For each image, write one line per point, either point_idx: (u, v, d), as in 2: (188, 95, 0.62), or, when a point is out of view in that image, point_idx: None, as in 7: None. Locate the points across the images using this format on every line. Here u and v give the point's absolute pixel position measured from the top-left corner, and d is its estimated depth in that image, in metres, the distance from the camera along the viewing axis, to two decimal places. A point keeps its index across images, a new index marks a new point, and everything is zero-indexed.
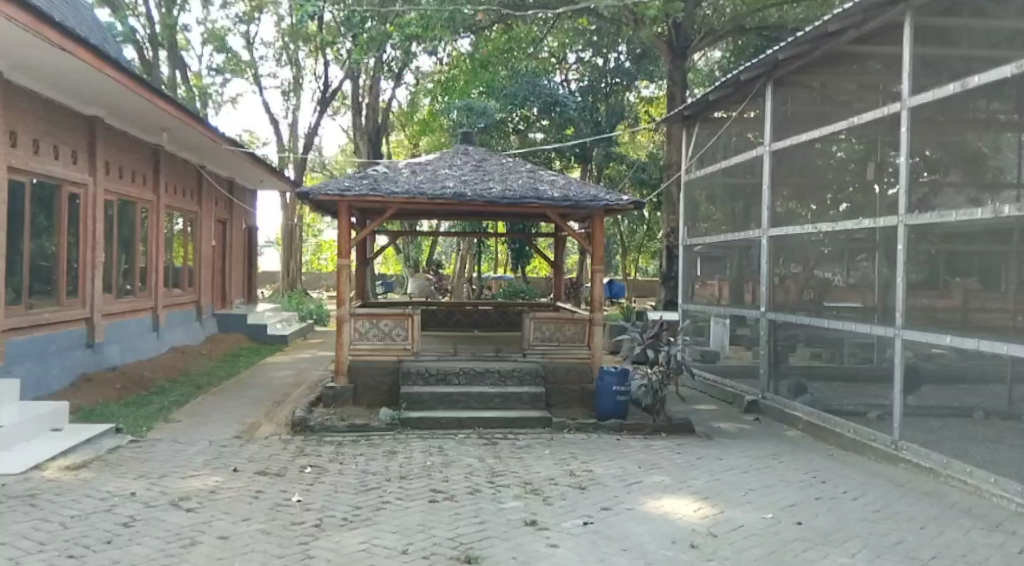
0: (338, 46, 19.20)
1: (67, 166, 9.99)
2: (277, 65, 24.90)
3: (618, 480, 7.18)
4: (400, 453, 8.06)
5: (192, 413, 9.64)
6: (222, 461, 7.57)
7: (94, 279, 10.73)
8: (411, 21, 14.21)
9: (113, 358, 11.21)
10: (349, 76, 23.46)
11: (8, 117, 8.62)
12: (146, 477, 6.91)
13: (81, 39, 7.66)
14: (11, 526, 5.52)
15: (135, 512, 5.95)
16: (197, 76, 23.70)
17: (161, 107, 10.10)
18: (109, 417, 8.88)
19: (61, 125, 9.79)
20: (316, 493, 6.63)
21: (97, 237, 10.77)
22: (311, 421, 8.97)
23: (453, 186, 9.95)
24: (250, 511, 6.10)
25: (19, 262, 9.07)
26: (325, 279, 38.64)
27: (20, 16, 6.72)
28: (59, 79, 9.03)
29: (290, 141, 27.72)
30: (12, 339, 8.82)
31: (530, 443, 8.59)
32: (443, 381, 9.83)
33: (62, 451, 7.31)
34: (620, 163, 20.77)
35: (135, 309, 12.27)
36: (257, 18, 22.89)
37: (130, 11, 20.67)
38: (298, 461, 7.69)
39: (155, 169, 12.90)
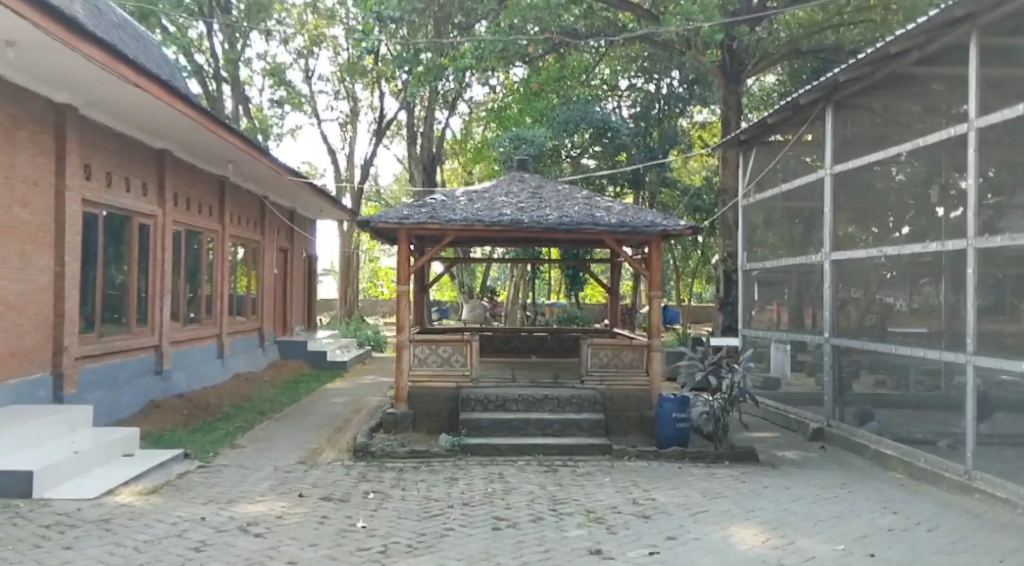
0: (392, 78, 19.47)
1: (138, 198, 10.35)
2: (335, 98, 25.50)
3: (682, 509, 7.06)
4: (461, 479, 8.06)
5: (256, 438, 9.81)
6: (288, 487, 7.66)
7: (163, 307, 11.04)
8: (465, 52, 14.31)
9: (180, 384, 11.49)
10: (404, 107, 23.91)
11: (83, 151, 8.98)
12: (214, 502, 7.03)
13: (152, 74, 7.95)
14: (87, 550, 5.64)
15: (205, 537, 6.05)
16: (259, 109, 24.41)
17: (228, 139, 10.39)
18: (178, 442, 9.08)
19: (131, 158, 10.16)
20: (380, 519, 6.67)
21: (165, 265, 11.08)
22: (372, 447, 9.04)
23: (510, 213, 10.00)
24: (317, 537, 6.15)
25: (91, 292, 9.37)
26: (380, 306, 39.06)
27: (95, 53, 6.99)
28: (131, 114, 9.34)
29: (347, 170, 28.29)
30: (84, 367, 9.09)
31: (589, 470, 8.51)
32: (502, 408, 9.83)
33: (134, 476, 7.48)
34: (674, 187, 20.67)
35: (201, 336, 12.59)
36: (315, 52, 23.53)
37: (196, 47, 21.45)
38: (361, 486, 7.76)
39: (220, 201, 13.29)
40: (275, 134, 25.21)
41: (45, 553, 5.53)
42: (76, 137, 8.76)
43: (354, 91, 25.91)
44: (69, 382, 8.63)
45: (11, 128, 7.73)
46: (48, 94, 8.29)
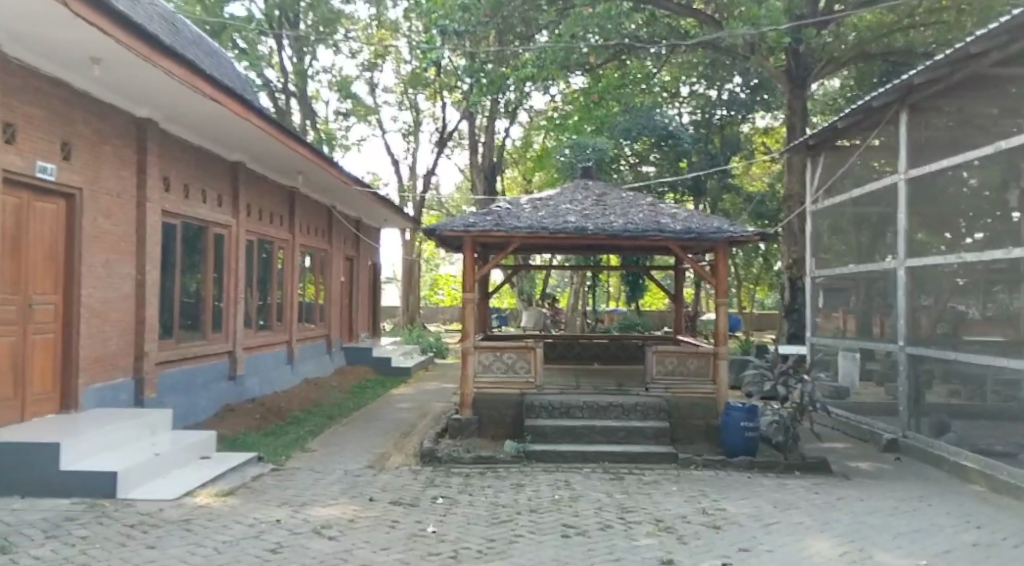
0: (453, 89, 19.64)
1: (213, 210, 10.69)
2: (399, 109, 25.91)
3: (755, 520, 6.95)
4: (528, 486, 8.09)
5: (326, 442, 10.00)
6: (358, 491, 7.79)
7: (237, 315, 11.37)
8: (527, 62, 14.39)
9: (253, 390, 11.79)
10: (466, 117, 24.17)
11: (163, 164, 9.31)
12: (288, 504, 7.19)
13: (228, 89, 8.23)
14: (170, 550, 5.79)
15: (282, 539, 6.19)
16: (325, 121, 25.03)
17: (298, 150, 10.65)
18: (252, 445, 9.33)
19: (207, 170, 10.50)
20: (450, 524, 6.74)
21: (239, 274, 11.41)
22: (438, 451, 9.13)
23: (575, 220, 10.00)
24: (389, 541, 6.23)
25: (170, 299, 9.70)
26: (441, 313, 39.43)
27: (176, 70, 7.27)
28: (207, 127, 9.66)
29: (410, 180, 28.71)
30: (163, 372, 9.41)
31: (655, 479, 8.44)
32: (567, 415, 9.83)
33: (212, 479, 7.70)
34: (737, 194, 20.45)
35: (272, 343, 12.93)
36: (379, 65, 23.98)
37: (267, 63, 22.20)
38: (429, 492, 7.84)
39: (291, 211, 13.63)
40: (341, 146, 25.77)
41: (129, 552, 5.66)
42: (157, 150, 9.10)
43: (417, 102, 26.33)
44: (150, 386, 8.96)
45: (97, 143, 8.07)
46: (131, 109, 8.63)
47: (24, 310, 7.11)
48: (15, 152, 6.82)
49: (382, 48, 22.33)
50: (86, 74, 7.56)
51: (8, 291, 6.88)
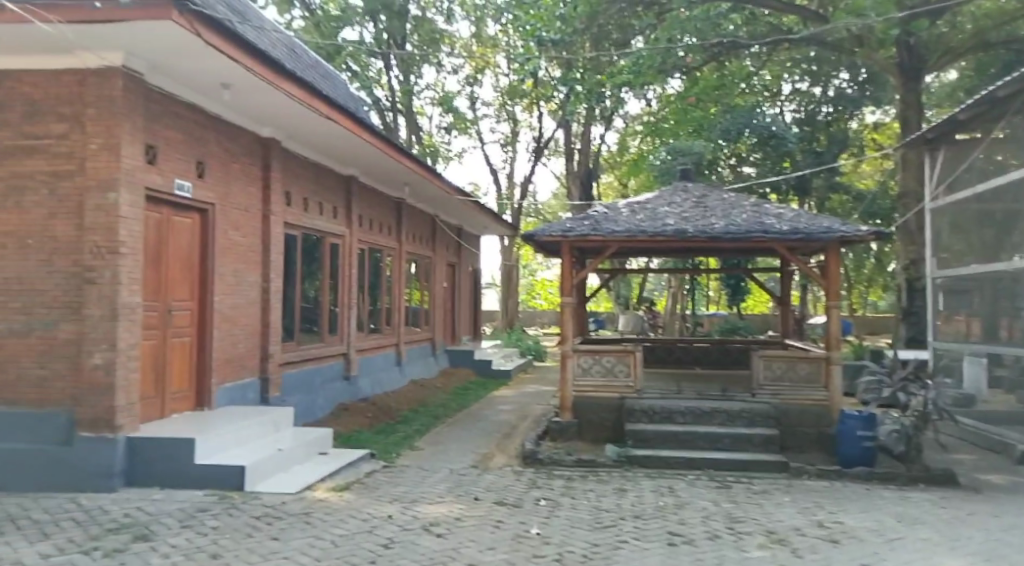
0: (549, 99, 19.44)
1: (329, 221, 11.26)
2: (497, 121, 26.40)
3: (873, 534, 6.81)
4: (631, 491, 8.17)
5: (434, 442, 10.35)
6: (465, 490, 8.07)
7: (350, 319, 11.91)
8: (621, 70, 14.04)
9: (366, 390, 12.33)
10: (562, 125, 24.40)
11: (285, 180, 9.90)
12: (400, 501, 7.53)
13: (343, 108, 8.69)
14: (293, 542, 6.16)
15: (394, 535, 6.49)
16: (429, 135, 25.85)
17: (406, 163, 11.11)
18: (365, 443, 9.77)
19: (324, 184, 11.07)
20: (554, 527, 6.91)
21: (352, 280, 11.96)
22: (540, 454, 9.32)
23: (674, 223, 10.00)
24: (495, 541, 6.44)
25: (291, 305, 10.27)
26: (540, 317, 39.78)
27: (297, 92, 7.75)
28: (323, 145, 10.21)
29: (509, 189, 29.17)
30: (286, 372, 10.00)
31: (762, 487, 8.36)
32: (669, 420, 9.86)
33: (330, 475, 8.14)
34: (844, 193, 19.87)
35: (383, 345, 13.46)
36: (481, 79, 24.53)
37: (377, 83, 23.27)
38: (533, 493, 8.04)
39: (398, 221, 14.15)
40: (444, 158, 26.50)
41: (256, 543, 6.02)
42: (279, 167, 9.69)
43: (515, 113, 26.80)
44: (274, 385, 9.55)
45: (227, 162, 8.67)
46: (256, 129, 9.22)
47: (165, 315, 7.73)
48: (157, 171, 7.43)
49: (482, 62, 22.89)
50: (217, 99, 8.15)
51: (151, 298, 7.49)
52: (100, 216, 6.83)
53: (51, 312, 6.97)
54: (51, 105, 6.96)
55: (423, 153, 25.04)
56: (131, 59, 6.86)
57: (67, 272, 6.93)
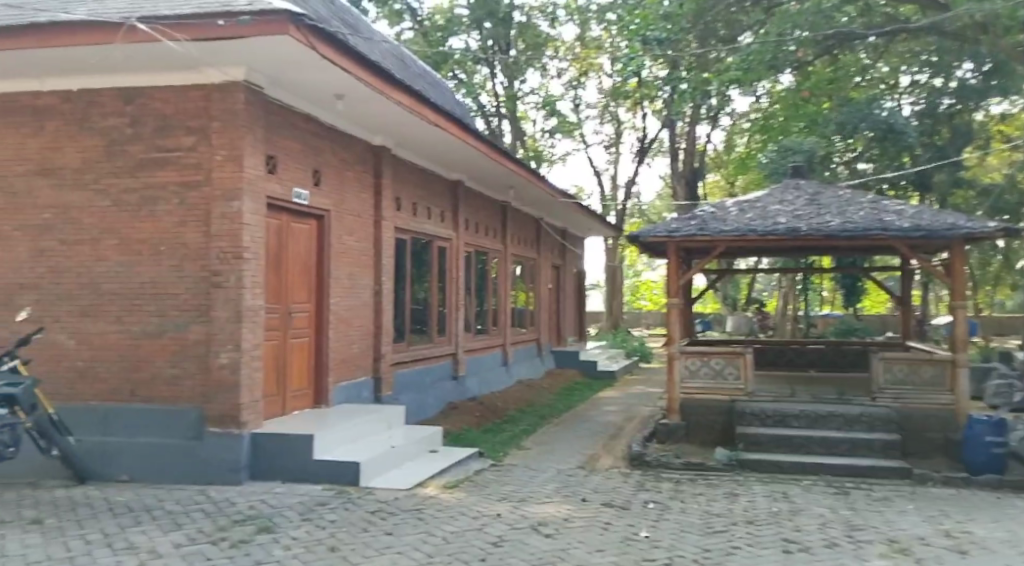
0: (655, 99, 19.37)
1: (437, 225, 11.52)
2: (601, 122, 26.30)
3: (1007, 546, 6.41)
4: (742, 496, 7.98)
5: (540, 441, 10.42)
6: (572, 490, 8.09)
7: (458, 320, 12.14)
8: (729, 66, 13.94)
9: (473, 389, 12.54)
10: (666, 125, 24.10)
11: (395, 186, 10.20)
12: (508, 500, 7.63)
13: (450, 115, 8.89)
14: (406, 536, 6.33)
15: (502, 533, 6.59)
16: (533, 139, 26.06)
17: (510, 166, 11.25)
18: (473, 441, 9.94)
19: (432, 190, 11.33)
20: (662, 530, 6.83)
21: (459, 283, 12.19)
22: (648, 456, 9.23)
23: (785, 222, 9.71)
24: (604, 543, 6.43)
25: (402, 307, 10.56)
26: (645, 318, 39.35)
27: (407, 101, 7.98)
28: (431, 151, 10.46)
29: (613, 190, 29.02)
30: (398, 371, 10.32)
31: (883, 494, 8.00)
32: (782, 423, 9.57)
33: (440, 472, 8.32)
34: (968, 189, 18.70)
35: (490, 346, 13.65)
36: (584, 82, 24.53)
37: (483, 90, 23.64)
38: (642, 496, 7.97)
39: (503, 224, 14.32)
40: (547, 161, 26.64)
41: (371, 537, 6.23)
42: (389, 174, 9.99)
43: (618, 114, 26.66)
44: (386, 384, 9.86)
45: (341, 170, 9.00)
46: (368, 138, 9.54)
47: (285, 317, 8.12)
48: (277, 180, 7.80)
49: (586, 64, 22.89)
50: (332, 110, 8.49)
51: (273, 301, 7.89)
52: (225, 223, 7.25)
53: (182, 315, 7.41)
54: (180, 120, 7.41)
55: (527, 157, 25.24)
56: (252, 73, 7.23)
57: (196, 277, 7.37)
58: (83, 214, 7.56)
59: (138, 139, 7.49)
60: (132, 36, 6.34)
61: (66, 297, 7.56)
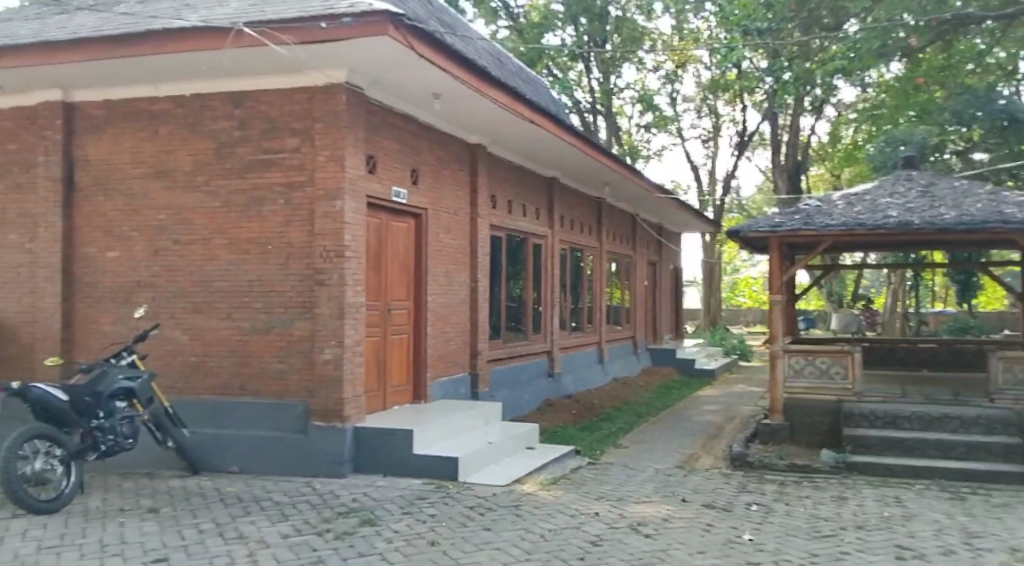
0: (757, 90, 18.88)
1: (532, 222, 11.51)
2: (699, 116, 25.78)
3: None
4: (852, 500, 7.63)
5: (638, 440, 10.28)
6: (671, 490, 7.93)
7: (553, 317, 12.11)
8: (834, 55, 13.53)
9: (569, 387, 12.49)
10: (766, 117, 23.35)
11: (490, 184, 10.24)
12: (605, 499, 7.54)
13: (545, 111, 8.85)
14: (504, 532, 6.33)
15: (600, 532, 6.50)
16: (628, 134, 25.79)
17: (606, 162, 11.13)
18: (570, 439, 9.89)
19: (526, 187, 11.33)
20: (767, 533, 6.60)
21: (554, 279, 12.15)
22: (750, 457, 8.95)
23: (897, 215, 9.23)
24: (705, 545, 6.25)
25: (497, 304, 10.60)
26: (744, 316, 38.37)
27: (502, 98, 7.98)
28: (526, 148, 10.45)
29: (710, 185, 28.39)
30: (494, 368, 10.36)
31: (1007, 501, 7.51)
32: (892, 425, 9.14)
33: (537, 469, 8.30)
34: None
35: (585, 343, 13.56)
36: (681, 75, 24.09)
37: (577, 85, 23.54)
38: (744, 497, 7.73)
39: (598, 220, 14.20)
40: (643, 157, 26.30)
41: (470, 532, 6.25)
42: (485, 171, 10.03)
43: (716, 107, 26.06)
44: (483, 381, 9.92)
45: (437, 168, 9.10)
46: (464, 136, 9.61)
47: (385, 314, 8.27)
48: (377, 179, 7.94)
49: (682, 57, 22.43)
50: (429, 109, 8.59)
51: (374, 298, 8.05)
52: (327, 222, 7.43)
53: (288, 311, 7.64)
54: (284, 122, 7.64)
55: (622, 153, 24.99)
56: (353, 75, 7.40)
57: (301, 275, 7.59)
58: (195, 215, 7.90)
59: (245, 142, 7.76)
60: (239, 41, 6.55)
61: (180, 295, 7.92)
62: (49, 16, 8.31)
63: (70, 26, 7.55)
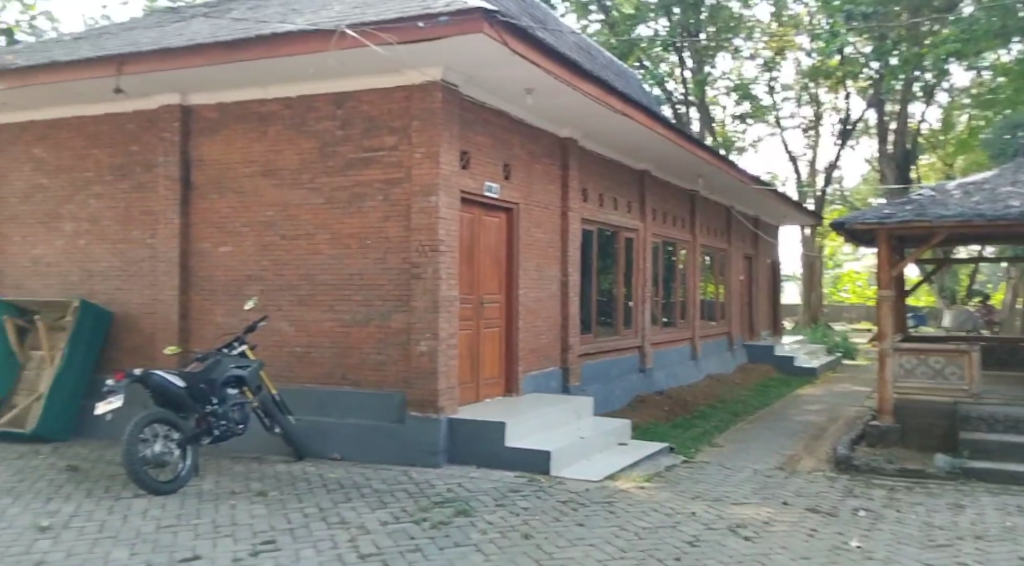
0: (861, 76, 18.18)
1: (623, 216, 11.42)
2: (798, 104, 24.98)
3: None
4: (968, 508, 7.25)
5: (735, 439, 10.07)
6: (772, 492, 7.73)
7: (645, 312, 11.99)
8: (949, 38, 13.05)
9: (661, 383, 12.35)
10: (871, 104, 22.37)
11: (581, 177, 10.22)
12: (702, 498, 7.43)
13: (637, 103, 8.74)
14: (598, 529, 6.32)
15: (698, 533, 6.40)
16: (723, 125, 25.23)
17: (700, 153, 10.94)
18: (664, 436, 9.78)
19: (618, 180, 11.25)
20: (876, 540, 6.35)
21: (646, 274, 12.03)
22: (856, 460, 8.63)
23: (1018, 205, 8.71)
24: (809, 550, 6.07)
25: (588, 299, 10.58)
26: (847, 312, 36.93)
27: (594, 91, 7.92)
28: (618, 141, 10.37)
29: (810, 175, 27.45)
30: (586, 362, 10.36)
31: None
32: (1014, 430, 8.72)
33: (630, 466, 8.25)
34: None
35: (678, 339, 13.37)
36: (779, 63, 23.39)
37: (670, 76, 23.18)
38: (850, 502, 7.46)
39: (692, 214, 13.96)
40: (738, 148, 25.67)
41: (564, 527, 6.27)
42: (576, 165, 10.02)
43: (817, 95, 25.17)
44: (574, 375, 9.93)
45: (529, 162, 9.14)
46: (555, 130, 9.62)
47: (477, 307, 8.38)
48: (470, 175, 8.05)
49: (781, 44, 21.75)
50: (522, 104, 8.63)
51: (467, 292, 8.17)
52: (423, 218, 7.58)
53: (385, 304, 7.85)
54: (382, 120, 7.83)
55: (716, 144, 24.46)
56: (449, 73, 7.52)
57: (397, 269, 7.78)
58: (300, 211, 8.20)
59: (347, 140, 8.00)
60: (342, 43, 6.74)
61: (286, 288, 8.25)
62: (168, 24, 8.80)
63: (185, 32, 7.97)
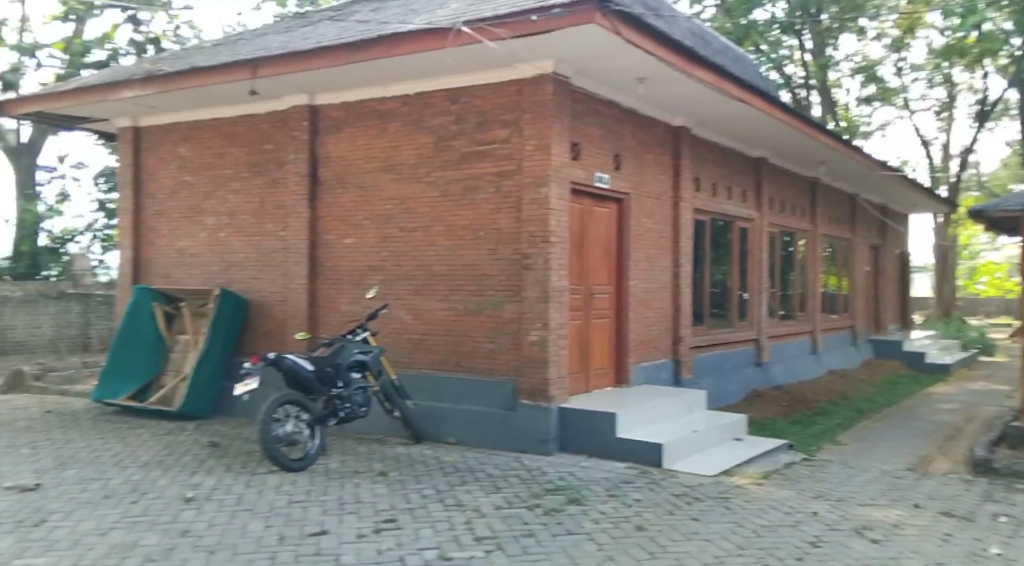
0: (1002, 53, 17.03)
1: (738, 205, 11.20)
2: (929, 85, 23.64)
3: None
4: None
5: (859, 438, 9.72)
6: (901, 494, 7.43)
7: (761, 304, 11.72)
8: None
9: (778, 377, 12.04)
10: (1013, 83, 20.87)
11: (694, 165, 10.10)
12: (824, 498, 7.24)
13: (754, 88, 8.55)
14: (714, 524, 6.28)
15: (820, 533, 6.26)
16: (847, 109, 24.17)
17: (822, 139, 10.57)
18: (784, 433, 9.55)
19: (732, 169, 11.03)
20: (1018, 549, 6.01)
21: (761, 264, 11.75)
22: (996, 463, 8.18)
23: None
24: (942, 556, 5.82)
25: (700, 290, 10.45)
26: (984, 306, 34.68)
27: (708, 76, 7.81)
28: (733, 128, 10.18)
29: (943, 161, 25.91)
30: (699, 354, 10.25)
31: None
32: None
33: (746, 461, 8.14)
34: None
35: (797, 332, 12.99)
36: (909, 42, 22.19)
37: (789, 60, 22.41)
38: (989, 507, 7.09)
39: (812, 202, 13.50)
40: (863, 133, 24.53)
41: (678, 520, 6.27)
42: (688, 153, 9.91)
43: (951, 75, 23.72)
44: (687, 367, 9.84)
45: (640, 151, 9.12)
46: (667, 119, 9.55)
47: (588, 298, 8.46)
48: (581, 166, 8.12)
49: (911, 22, 20.62)
50: (634, 93, 8.62)
51: (577, 282, 8.25)
52: (534, 209, 7.72)
53: (497, 294, 8.04)
54: (494, 114, 8.02)
55: (839, 130, 23.46)
56: (561, 64, 7.61)
57: (509, 260, 7.95)
58: (418, 204, 8.50)
59: (462, 135, 8.23)
60: (459, 39, 6.93)
61: (405, 278, 8.58)
62: (298, 28, 9.29)
63: (313, 35, 8.42)
